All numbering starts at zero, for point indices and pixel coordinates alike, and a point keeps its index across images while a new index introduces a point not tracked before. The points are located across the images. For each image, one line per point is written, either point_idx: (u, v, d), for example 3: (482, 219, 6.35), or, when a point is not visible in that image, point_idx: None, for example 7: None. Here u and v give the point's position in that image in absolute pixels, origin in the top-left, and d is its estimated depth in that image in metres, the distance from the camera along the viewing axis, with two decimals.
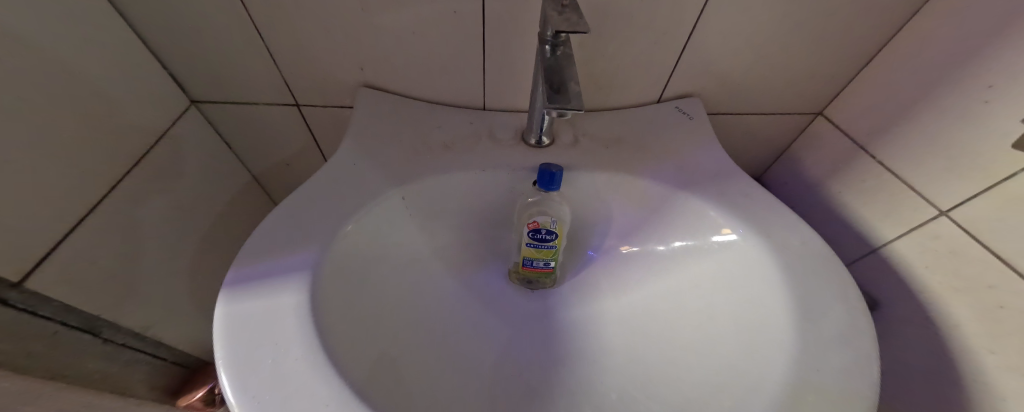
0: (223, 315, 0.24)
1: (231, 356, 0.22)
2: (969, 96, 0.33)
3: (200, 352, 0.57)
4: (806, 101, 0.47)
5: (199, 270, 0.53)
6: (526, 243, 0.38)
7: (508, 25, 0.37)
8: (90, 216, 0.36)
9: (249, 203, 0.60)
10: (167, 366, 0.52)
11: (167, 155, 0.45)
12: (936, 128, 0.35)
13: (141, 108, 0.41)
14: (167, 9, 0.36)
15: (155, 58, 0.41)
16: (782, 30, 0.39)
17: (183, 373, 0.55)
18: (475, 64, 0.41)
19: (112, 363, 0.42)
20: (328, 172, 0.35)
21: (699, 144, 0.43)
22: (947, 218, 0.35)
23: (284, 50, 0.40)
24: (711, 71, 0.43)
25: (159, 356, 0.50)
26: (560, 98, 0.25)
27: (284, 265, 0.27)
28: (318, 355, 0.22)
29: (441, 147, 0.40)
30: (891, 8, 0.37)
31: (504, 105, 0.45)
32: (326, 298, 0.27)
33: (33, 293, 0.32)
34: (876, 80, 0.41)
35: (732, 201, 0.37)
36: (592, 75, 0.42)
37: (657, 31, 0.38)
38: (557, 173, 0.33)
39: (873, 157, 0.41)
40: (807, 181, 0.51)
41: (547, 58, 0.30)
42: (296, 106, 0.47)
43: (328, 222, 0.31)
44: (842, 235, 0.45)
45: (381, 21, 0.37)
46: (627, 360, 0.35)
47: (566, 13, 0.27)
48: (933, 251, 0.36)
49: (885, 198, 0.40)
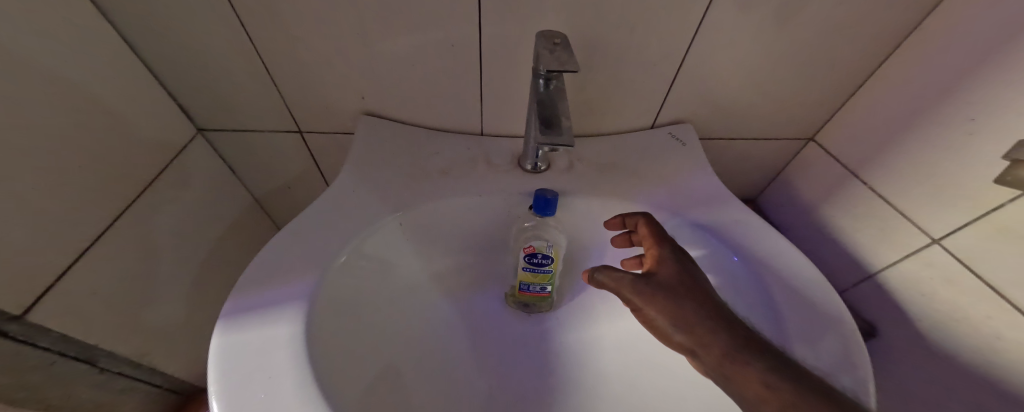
0: (218, 345, 0.24)
1: (224, 388, 0.22)
2: (954, 126, 0.33)
3: (193, 378, 0.56)
4: (798, 127, 0.48)
5: (200, 293, 0.53)
6: (522, 268, 0.38)
7: (505, 57, 0.39)
8: (93, 245, 0.37)
9: (250, 225, 0.61)
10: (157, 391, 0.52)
11: (170, 181, 0.46)
12: (923, 156, 0.36)
13: (145, 134, 0.42)
14: (177, 43, 0.38)
15: (164, 89, 0.43)
16: (768, 60, 0.40)
17: (172, 396, 0.55)
18: (473, 93, 0.42)
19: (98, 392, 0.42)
20: (327, 199, 0.36)
21: (692, 170, 0.43)
22: (939, 246, 0.35)
23: (288, 81, 0.41)
24: (702, 99, 0.44)
25: (150, 382, 0.50)
26: (552, 133, 0.26)
27: (281, 294, 0.27)
28: (309, 388, 0.22)
29: (438, 173, 0.41)
30: (874, 39, 0.38)
31: (501, 130, 0.47)
32: (320, 328, 0.27)
33: (34, 325, 0.33)
34: (863, 106, 0.42)
35: (725, 227, 0.37)
36: (586, 103, 0.44)
37: (647, 62, 0.39)
38: (552, 199, 0.34)
39: (864, 183, 0.42)
40: (801, 205, 0.51)
41: (540, 92, 0.31)
42: (298, 132, 0.48)
43: (324, 250, 0.31)
44: (839, 260, 0.45)
45: (383, 55, 0.38)
46: (625, 390, 0.35)
47: (557, 51, 0.28)
48: (926, 278, 0.36)
49: (875, 224, 0.41)
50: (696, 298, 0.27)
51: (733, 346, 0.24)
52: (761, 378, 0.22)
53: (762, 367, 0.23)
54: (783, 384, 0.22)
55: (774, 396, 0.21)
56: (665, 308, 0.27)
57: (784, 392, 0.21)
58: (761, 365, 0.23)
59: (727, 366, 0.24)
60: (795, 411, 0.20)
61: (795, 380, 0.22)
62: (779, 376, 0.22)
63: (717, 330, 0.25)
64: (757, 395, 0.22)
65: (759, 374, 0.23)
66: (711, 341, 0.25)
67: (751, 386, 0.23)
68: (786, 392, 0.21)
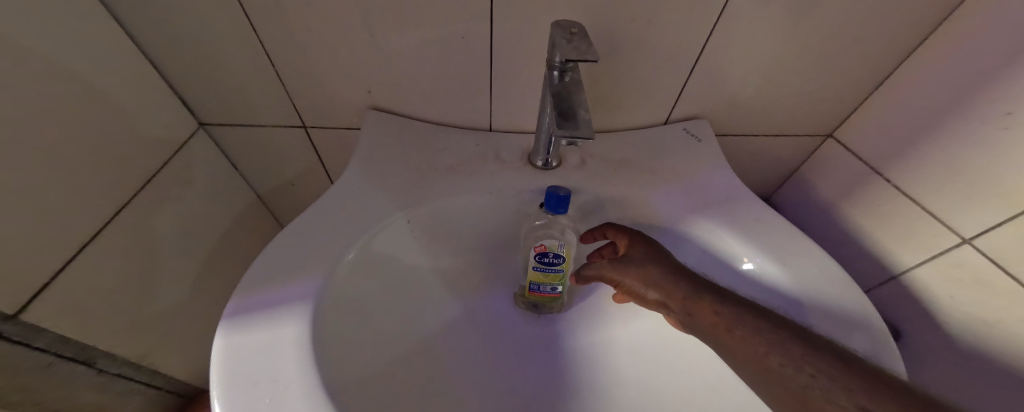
0: (220, 347, 0.23)
1: (226, 393, 0.21)
2: (988, 122, 0.32)
3: (189, 377, 0.56)
4: (816, 123, 0.46)
5: (201, 293, 0.52)
6: (533, 267, 0.37)
7: (516, 50, 0.37)
8: (90, 243, 0.36)
9: (254, 223, 0.60)
10: (152, 391, 0.51)
11: (171, 177, 0.45)
12: (954, 152, 0.35)
13: (147, 129, 0.41)
14: (177, 35, 0.37)
15: (166, 84, 0.42)
16: (788, 54, 0.39)
17: (168, 397, 0.55)
18: (483, 87, 0.41)
19: (94, 393, 0.42)
20: (333, 196, 0.35)
21: (708, 167, 0.42)
22: (971, 245, 0.35)
23: (292, 74, 0.40)
24: (718, 94, 0.43)
25: (145, 383, 0.49)
26: (569, 126, 0.25)
27: (285, 294, 0.26)
28: (316, 393, 0.21)
29: (447, 169, 0.40)
30: (901, 31, 0.36)
31: (511, 126, 0.45)
32: (326, 331, 0.26)
33: (29, 325, 0.32)
34: (888, 102, 0.41)
35: (744, 226, 0.36)
36: (600, 98, 0.42)
37: (663, 55, 0.38)
38: (564, 197, 0.32)
39: (887, 181, 0.41)
40: (817, 204, 0.50)
41: (555, 84, 0.30)
42: (302, 128, 0.47)
43: (331, 249, 0.30)
44: (860, 260, 0.45)
45: (391, 48, 0.37)
46: (640, 394, 0.34)
47: (575, 41, 0.27)
48: (957, 279, 0.36)
49: (902, 224, 0.40)
50: (661, 262, 0.33)
51: (690, 289, 0.31)
52: (714, 308, 0.30)
53: (713, 300, 0.30)
54: (727, 308, 0.29)
55: (721, 319, 0.29)
56: (635, 276, 0.34)
57: (730, 317, 0.28)
58: (714, 299, 0.30)
59: (690, 306, 0.31)
60: (736, 324, 0.28)
61: (738, 306, 0.29)
62: (724, 304, 0.29)
63: (678, 280, 0.32)
64: (712, 321, 0.29)
65: (711, 305, 0.30)
66: (675, 289, 0.32)
67: (707, 316, 0.30)
68: (730, 316, 0.28)
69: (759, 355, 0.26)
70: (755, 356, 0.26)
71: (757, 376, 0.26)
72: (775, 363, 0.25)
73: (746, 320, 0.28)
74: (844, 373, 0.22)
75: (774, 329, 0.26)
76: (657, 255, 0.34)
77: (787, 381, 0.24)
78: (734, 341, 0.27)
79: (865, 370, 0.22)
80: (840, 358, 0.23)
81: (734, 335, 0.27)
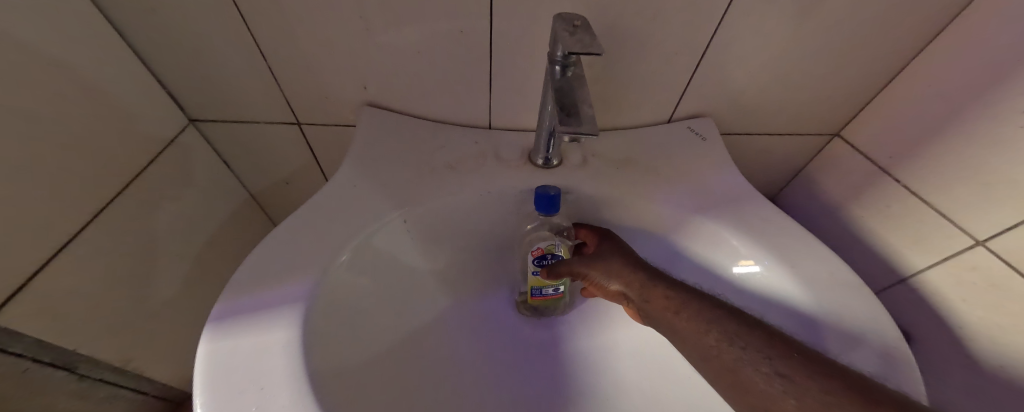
0: (205, 353, 0.22)
1: (209, 403, 0.19)
2: (1004, 120, 0.31)
3: (173, 380, 0.54)
4: (823, 122, 0.45)
5: (189, 294, 0.51)
6: (532, 272, 0.36)
7: (517, 45, 0.36)
8: (72, 243, 0.34)
9: (247, 222, 0.59)
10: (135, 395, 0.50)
11: (162, 175, 0.43)
12: (966, 152, 0.34)
13: (136, 125, 0.39)
14: (165, 29, 0.35)
15: (155, 79, 0.40)
16: (796, 51, 0.37)
17: (150, 400, 0.54)
18: (482, 83, 0.40)
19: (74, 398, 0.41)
20: (327, 195, 0.34)
21: (713, 166, 0.41)
22: (984, 248, 0.34)
23: (285, 69, 0.39)
24: (723, 92, 0.42)
25: (129, 387, 0.48)
26: (572, 122, 0.24)
27: (275, 297, 0.25)
28: (306, 401, 0.20)
29: (445, 168, 0.39)
30: (913, 27, 0.35)
31: (511, 124, 0.44)
32: (318, 336, 0.24)
33: (4, 330, 0.31)
34: (898, 100, 0.40)
35: (751, 227, 0.35)
36: (603, 95, 0.41)
37: (668, 52, 0.37)
38: (555, 196, 0.31)
39: (896, 181, 0.40)
40: (824, 204, 0.49)
41: (557, 79, 0.29)
42: (297, 125, 0.46)
43: (325, 249, 0.29)
44: (869, 262, 0.44)
45: (387, 43, 0.36)
46: (644, 399, 0.33)
47: (578, 34, 0.26)
48: (970, 283, 0.35)
49: (913, 225, 0.39)
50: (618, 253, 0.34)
51: (644, 276, 0.32)
52: (665, 293, 0.31)
53: (665, 286, 0.31)
54: (676, 294, 0.30)
55: (672, 304, 0.30)
56: (596, 267, 0.34)
57: (678, 300, 0.30)
58: (666, 285, 0.31)
59: (642, 290, 0.32)
60: (684, 308, 0.29)
61: (686, 292, 0.30)
62: (675, 290, 0.31)
63: (634, 267, 0.33)
64: (661, 304, 0.31)
65: (663, 291, 0.31)
66: (631, 276, 0.33)
67: (658, 300, 0.31)
68: (679, 299, 0.30)
69: (700, 334, 0.28)
70: (702, 336, 0.27)
71: (699, 354, 0.28)
72: (715, 340, 0.27)
73: (693, 303, 0.29)
74: (778, 354, 0.24)
75: (715, 311, 0.28)
76: (615, 247, 0.35)
77: (723, 356, 0.26)
78: (680, 322, 0.29)
79: (787, 344, 0.25)
80: (767, 334, 0.26)
81: (682, 318, 0.29)
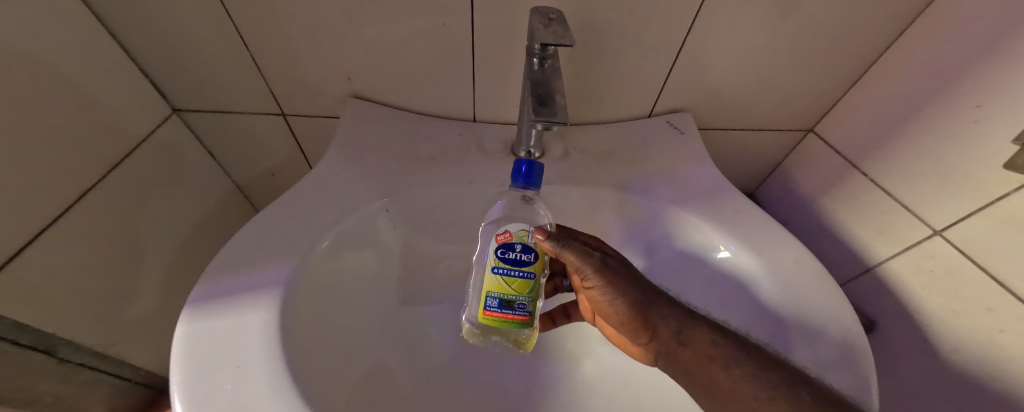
0: (184, 333, 0.22)
1: (185, 381, 0.20)
2: (958, 115, 0.33)
3: (155, 368, 0.54)
4: (797, 118, 0.47)
5: (172, 283, 0.51)
6: (492, 268, 0.28)
7: (499, 38, 0.37)
8: (52, 227, 0.35)
9: (231, 213, 0.59)
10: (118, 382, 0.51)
11: (144, 164, 0.43)
12: (926, 145, 0.36)
13: (120, 115, 0.39)
14: (148, 18, 0.36)
15: (139, 69, 0.41)
16: (770, 49, 0.39)
17: (134, 389, 0.54)
18: (465, 76, 0.40)
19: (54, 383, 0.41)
20: (307, 184, 0.34)
21: (690, 160, 0.42)
22: (941, 237, 0.35)
23: (267, 60, 0.39)
24: (702, 88, 0.43)
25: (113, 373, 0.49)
26: (545, 112, 0.25)
27: (255, 280, 0.25)
28: (281, 379, 0.20)
29: (428, 159, 0.40)
30: (880, 26, 0.36)
31: (494, 117, 0.45)
32: (297, 316, 0.25)
33: None
34: (867, 96, 0.41)
35: (723, 216, 0.36)
36: (584, 88, 0.42)
37: (647, 47, 0.38)
38: (536, 165, 0.30)
39: (864, 175, 0.41)
40: (798, 197, 0.51)
41: (535, 71, 0.29)
42: (282, 116, 0.46)
43: (306, 235, 0.29)
44: (839, 253, 0.46)
45: (371, 35, 0.36)
46: (619, 380, 0.35)
47: (552, 26, 0.27)
48: (929, 271, 0.37)
49: (879, 217, 0.40)
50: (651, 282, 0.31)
51: (683, 315, 0.29)
52: (710, 340, 0.27)
53: (710, 330, 0.28)
54: (722, 340, 0.27)
55: (716, 352, 0.26)
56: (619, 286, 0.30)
57: (724, 350, 0.26)
58: (711, 330, 0.28)
59: (680, 333, 0.28)
60: (731, 360, 0.25)
61: (734, 341, 0.26)
62: (722, 335, 0.27)
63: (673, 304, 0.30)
64: (701, 352, 0.27)
65: (706, 334, 0.27)
66: (668, 312, 0.29)
67: (699, 347, 0.27)
68: (726, 350, 0.26)
69: (758, 402, 0.23)
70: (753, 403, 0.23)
71: None
72: None
73: (743, 358, 0.25)
74: None
75: (769, 368, 0.24)
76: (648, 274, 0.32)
77: None
78: (726, 379, 0.25)
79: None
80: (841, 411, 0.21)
81: (728, 373, 0.25)
